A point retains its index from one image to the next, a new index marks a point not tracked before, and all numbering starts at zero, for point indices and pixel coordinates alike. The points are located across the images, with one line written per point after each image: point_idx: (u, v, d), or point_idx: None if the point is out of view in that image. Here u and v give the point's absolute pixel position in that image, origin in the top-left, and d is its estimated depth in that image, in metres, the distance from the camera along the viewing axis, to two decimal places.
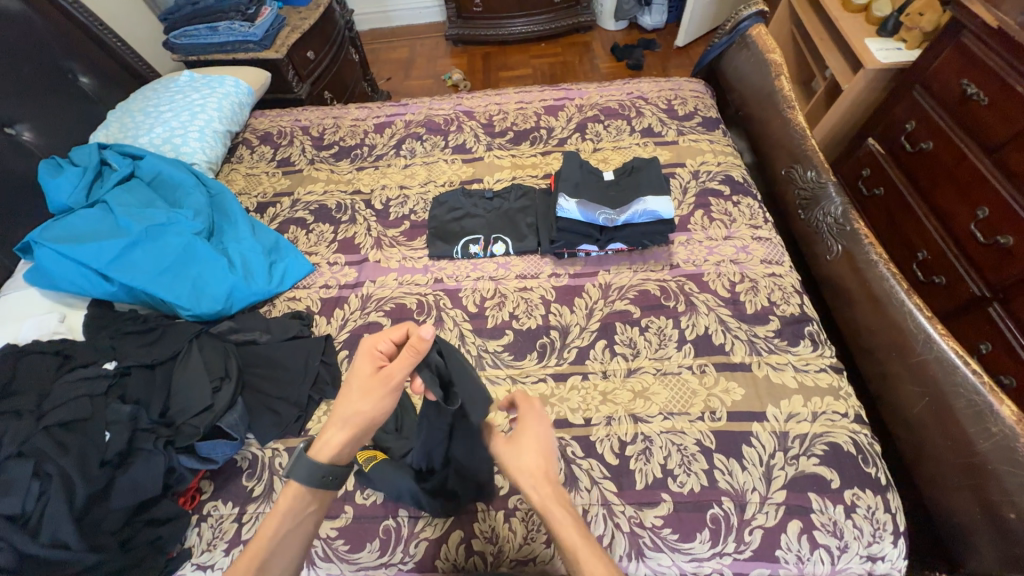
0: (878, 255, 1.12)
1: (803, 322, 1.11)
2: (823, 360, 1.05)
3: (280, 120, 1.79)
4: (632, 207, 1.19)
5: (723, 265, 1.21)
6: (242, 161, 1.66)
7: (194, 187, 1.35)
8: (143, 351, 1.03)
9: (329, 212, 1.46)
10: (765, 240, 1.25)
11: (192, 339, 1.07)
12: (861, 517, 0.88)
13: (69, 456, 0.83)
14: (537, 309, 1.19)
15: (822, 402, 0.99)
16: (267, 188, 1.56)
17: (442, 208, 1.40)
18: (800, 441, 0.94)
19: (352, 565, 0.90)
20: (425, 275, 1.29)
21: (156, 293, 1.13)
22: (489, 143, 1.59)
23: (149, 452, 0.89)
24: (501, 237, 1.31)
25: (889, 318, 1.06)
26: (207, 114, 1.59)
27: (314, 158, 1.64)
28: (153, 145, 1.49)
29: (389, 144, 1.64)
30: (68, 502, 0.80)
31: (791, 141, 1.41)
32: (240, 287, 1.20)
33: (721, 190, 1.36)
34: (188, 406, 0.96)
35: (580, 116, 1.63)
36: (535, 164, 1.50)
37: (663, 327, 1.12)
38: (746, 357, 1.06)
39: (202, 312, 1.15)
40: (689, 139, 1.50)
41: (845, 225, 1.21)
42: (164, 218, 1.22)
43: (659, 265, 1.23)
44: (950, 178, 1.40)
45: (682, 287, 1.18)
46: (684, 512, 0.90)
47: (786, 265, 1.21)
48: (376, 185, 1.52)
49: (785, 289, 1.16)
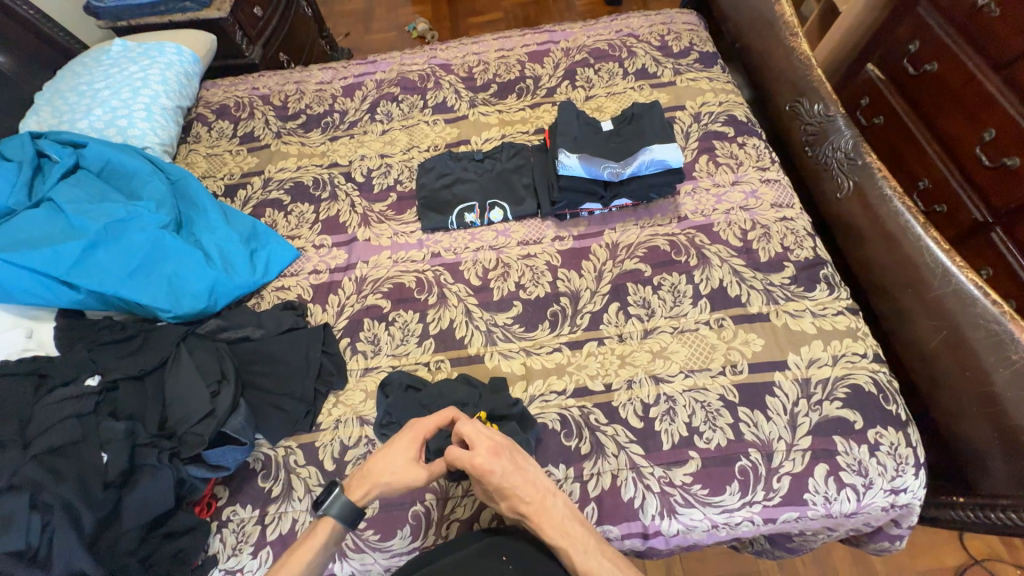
0: (892, 189, 1.08)
1: (817, 265, 1.08)
2: (840, 303, 1.03)
3: (235, 90, 1.61)
4: (639, 158, 1.12)
5: (733, 212, 1.16)
6: (201, 140, 1.50)
7: (151, 174, 1.21)
8: (128, 361, 0.95)
9: (306, 190, 1.35)
10: (773, 182, 1.20)
11: (180, 343, 0.99)
12: (885, 454, 0.89)
13: (67, 484, 0.77)
14: (544, 276, 1.13)
15: (841, 345, 0.98)
16: (234, 168, 1.42)
17: (430, 175, 1.30)
18: (822, 386, 0.94)
19: (385, 553, 0.89)
20: (421, 251, 1.21)
21: (130, 297, 1.03)
22: (472, 99, 1.46)
23: (154, 467, 0.84)
24: (498, 203, 1.22)
25: (903, 253, 1.03)
26: (151, 88, 1.41)
27: (281, 131, 1.49)
28: (94, 129, 1.32)
29: (362, 109, 1.50)
30: (76, 530, 0.75)
31: (795, 72, 1.32)
32: (222, 282, 1.11)
33: (725, 132, 1.28)
34: (187, 415, 0.90)
35: (568, 61, 1.50)
36: (525, 119, 1.39)
37: (677, 283, 1.08)
38: (764, 307, 1.03)
39: (184, 312, 1.06)
40: (687, 78, 1.40)
41: (856, 160, 1.16)
42: (123, 213, 1.09)
43: (666, 218, 1.17)
44: (954, 100, 1.34)
45: (692, 240, 1.13)
46: (712, 467, 0.90)
47: (797, 208, 1.16)
48: (354, 156, 1.40)
49: (798, 233, 1.12)
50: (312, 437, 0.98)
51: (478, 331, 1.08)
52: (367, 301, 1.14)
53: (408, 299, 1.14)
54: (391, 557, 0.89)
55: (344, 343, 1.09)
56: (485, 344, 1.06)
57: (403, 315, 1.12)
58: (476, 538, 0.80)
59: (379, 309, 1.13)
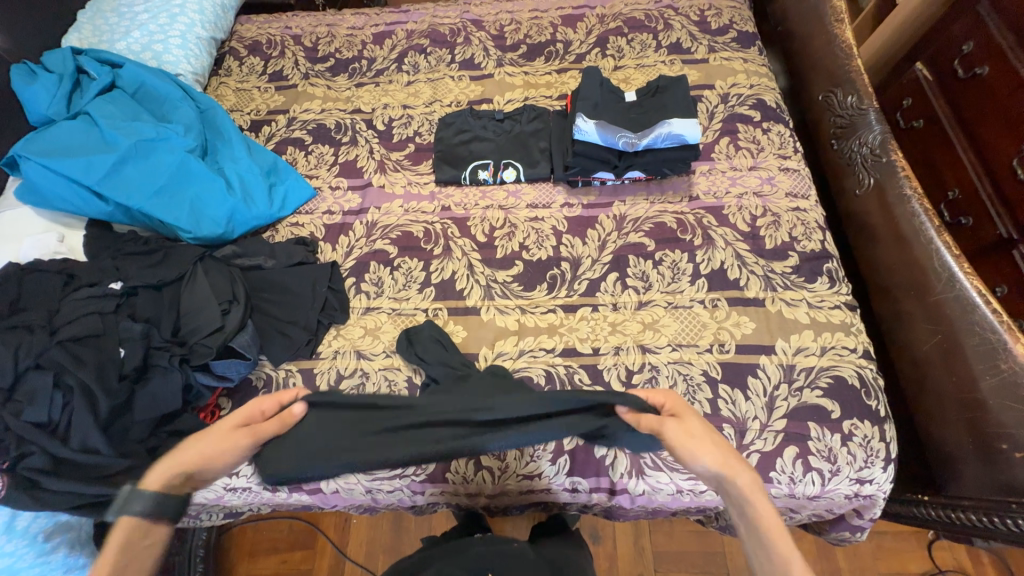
0: (913, 189, 1.04)
1: (822, 259, 1.07)
2: (838, 297, 1.03)
3: (268, 27, 1.62)
4: (656, 130, 1.09)
5: (746, 198, 1.15)
6: (231, 74, 1.53)
7: (182, 101, 1.26)
8: (148, 272, 1.01)
9: (328, 132, 1.38)
10: (792, 171, 1.18)
11: (197, 262, 1.05)
12: (856, 445, 0.91)
13: (86, 370, 0.85)
14: (548, 239, 1.15)
15: (832, 337, 0.99)
16: (261, 104, 1.46)
17: (449, 129, 1.31)
18: (806, 374, 0.95)
19: (368, 475, 0.96)
20: (432, 203, 1.23)
21: (154, 215, 1.09)
22: (499, 58, 1.45)
23: (165, 368, 0.91)
24: (512, 163, 1.24)
25: (912, 255, 1.02)
26: (187, 17, 1.44)
27: (309, 72, 1.51)
28: (131, 52, 1.36)
29: (390, 58, 1.50)
30: (92, 412, 0.83)
31: (834, 62, 1.28)
32: (241, 210, 1.15)
33: (751, 116, 1.26)
34: (199, 326, 0.96)
35: (602, 28, 1.46)
36: (549, 83, 1.38)
37: (678, 261, 1.09)
38: (761, 293, 1.03)
39: (203, 236, 1.12)
40: (722, 57, 1.36)
41: (881, 156, 1.12)
42: (153, 133, 1.14)
43: (677, 196, 1.17)
44: (1000, 110, 1.28)
45: (700, 220, 1.14)
46: None
47: (812, 200, 1.15)
48: (377, 104, 1.41)
49: (808, 225, 1.11)
50: (312, 365, 1.04)
51: (478, 285, 1.11)
52: (375, 245, 1.18)
53: (414, 248, 1.17)
54: (373, 480, 0.96)
55: (349, 282, 1.14)
56: (483, 297, 1.10)
57: (408, 262, 1.15)
58: (469, 550, 0.81)
59: (386, 254, 1.17)
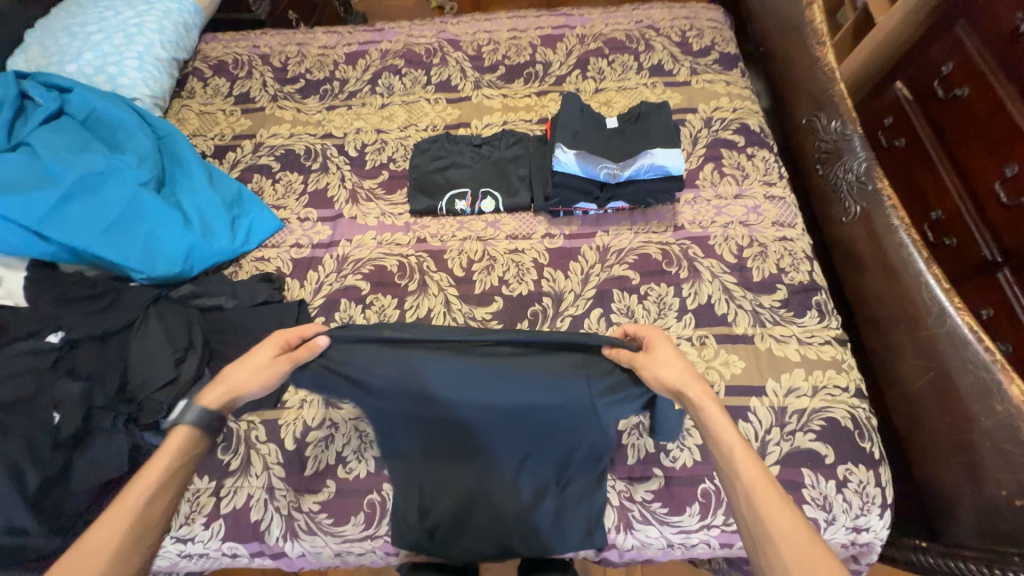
0: (899, 218, 1.00)
1: (811, 291, 1.04)
2: (828, 333, 1.00)
3: (235, 46, 1.55)
4: (638, 161, 1.05)
5: (732, 227, 1.11)
6: (194, 96, 1.45)
7: (137, 127, 1.17)
8: (93, 319, 0.93)
9: (297, 158, 1.31)
10: (778, 199, 1.15)
11: (148, 307, 0.98)
12: (851, 492, 0.87)
13: (14, 439, 0.77)
14: (529, 273, 1.10)
15: (823, 376, 0.95)
16: (226, 128, 1.38)
17: (425, 156, 1.25)
18: (797, 416, 0.91)
19: (338, 537, 0.89)
20: (407, 234, 1.17)
21: (102, 254, 1.00)
22: (477, 80, 1.40)
23: (109, 430, 0.83)
24: (490, 192, 1.18)
25: (902, 288, 0.98)
26: (145, 36, 1.36)
27: (278, 94, 1.44)
28: (83, 75, 1.27)
29: (364, 79, 1.44)
30: (20, 487, 0.75)
31: (816, 86, 1.26)
32: (199, 246, 1.07)
33: (735, 141, 1.23)
34: (149, 379, 0.89)
35: (582, 49, 1.42)
36: (529, 106, 1.34)
37: (663, 295, 1.05)
38: (750, 329, 0.99)
39: (158, 276, 1.04)
40: (704, 79, 1.33)
41: (866, 183, 1.09)
42: (103, 165, 1.06)
43: (662, 226, 1.13)
44: (981, 132, 1.27)
45: (686, 251, 1.10)
46: (676, 486, 0.88)
47: (799, 229, 1.12)
48: (349, 128, 1.35)
49: (795, 255, 1.08)
50: (277, 415, 0.97)
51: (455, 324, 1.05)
52: (345, 281, 1.12)
53: (388, 284, 1.11)
54: (343, 541, 0.89)
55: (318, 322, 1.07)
56: None
57: (381, 299, 1.09)
58: None
59: (357, 290, 1.10)
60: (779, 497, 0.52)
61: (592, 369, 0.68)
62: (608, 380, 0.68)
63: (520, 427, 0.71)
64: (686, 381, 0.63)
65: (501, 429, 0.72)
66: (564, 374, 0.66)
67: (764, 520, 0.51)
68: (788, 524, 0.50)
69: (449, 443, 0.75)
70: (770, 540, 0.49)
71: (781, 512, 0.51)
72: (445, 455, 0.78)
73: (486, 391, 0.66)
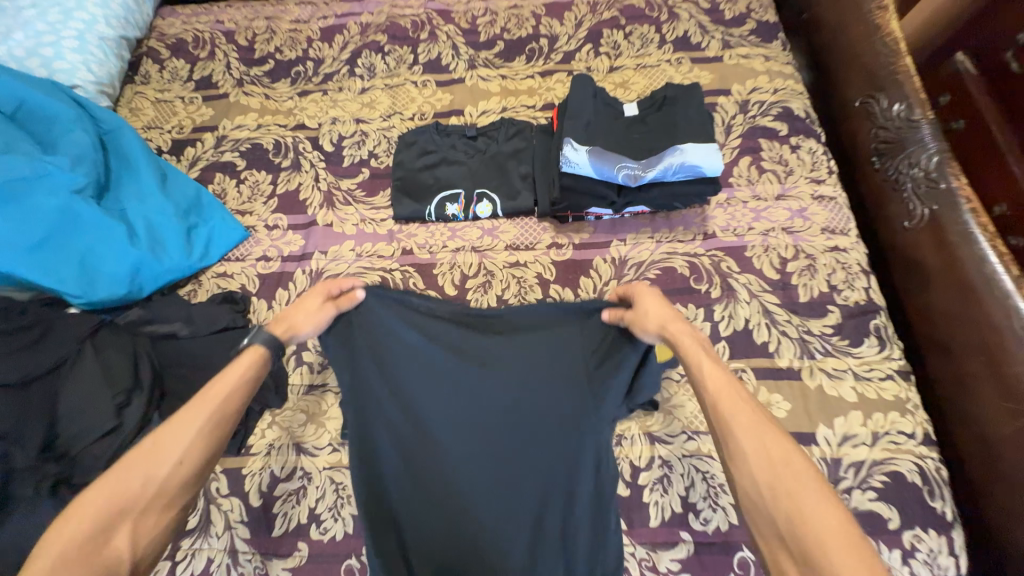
0: (981, 225, 0.84)
1: (868, 313, 0.87)
2: (889, 365, 0.83)
3: (195, 21, 1.35)
4: (665, 160, 0.87)
5: (773, 235, 0.94)
6: (149, 81, 1.27)
7: (75, 121, 1.00)
8: (16, 359, 0.79)
9: (264, 154, 1.13)
10: (827, 200, 0.97)
11: (85, 340, 0.83)
12: (920, 564, 0.72)
13: None
14: (532, 291, 0.94)
15: (884, 420, 0.79)
16: (185, 118, 1.21)
17: (410, 150, 1.07)
18: (854, 470, 0.76)
19: None
20: (390, 245, 1.01)
21: (31, 278, 0.86)
22: (471, 58, 1.20)
23: (33, 496, 0.70)
24: (486, 193, 1.01)
25: (983, 314, 0.81)
26: (85, 10, 1.16)
27: (243, 78, 1.25)
28: (12, 58, 1.10)
29: (341, 58, 1.24)
30: None
31: (876, 61, 1.04)
32: (147, 263, 0.93)
33: (775, 129, 1.04)
34: (84, 431, 0.76)
35: (594, 19, 1.21)
36: (531, 89, 1.15)
37: (691, 318, 0.89)
38: (796, 362, 0.83)
39: (99, 301, 0.90)
40: (738, 54, 1.13)
41: (938, 181, 0.90)
42: (28, 169, 0.89)
43: (689, 234, 0.96)
44: None
45: (718, 265, 0.93)
46: (707, 555, 0.74)
47: (854, 236, 0.94)
48: (324, 118, 1.17)
49: (849, 269, 0.91)
50: (240, 464, 0.84)
51: None
52: None
53: None
54: None
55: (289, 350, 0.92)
56: None
57: None
58: None
59: None
60: (770, 431, 0.52)
61: (587, 339, 0.71)
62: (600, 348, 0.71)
63: (521, 405, 0.71)
64: (666, 321, 0.64)
65: (498, 415, 0.72)
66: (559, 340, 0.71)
67: (728, 418, 0.54)
68: (750, 421, 0.53)
69: (440, 434, 0.70)
70: (732, 433, 0.53)
71: (767, 436, 0.52)
72: (437, 471, 0.70)
73: (487, 351, 0.72)
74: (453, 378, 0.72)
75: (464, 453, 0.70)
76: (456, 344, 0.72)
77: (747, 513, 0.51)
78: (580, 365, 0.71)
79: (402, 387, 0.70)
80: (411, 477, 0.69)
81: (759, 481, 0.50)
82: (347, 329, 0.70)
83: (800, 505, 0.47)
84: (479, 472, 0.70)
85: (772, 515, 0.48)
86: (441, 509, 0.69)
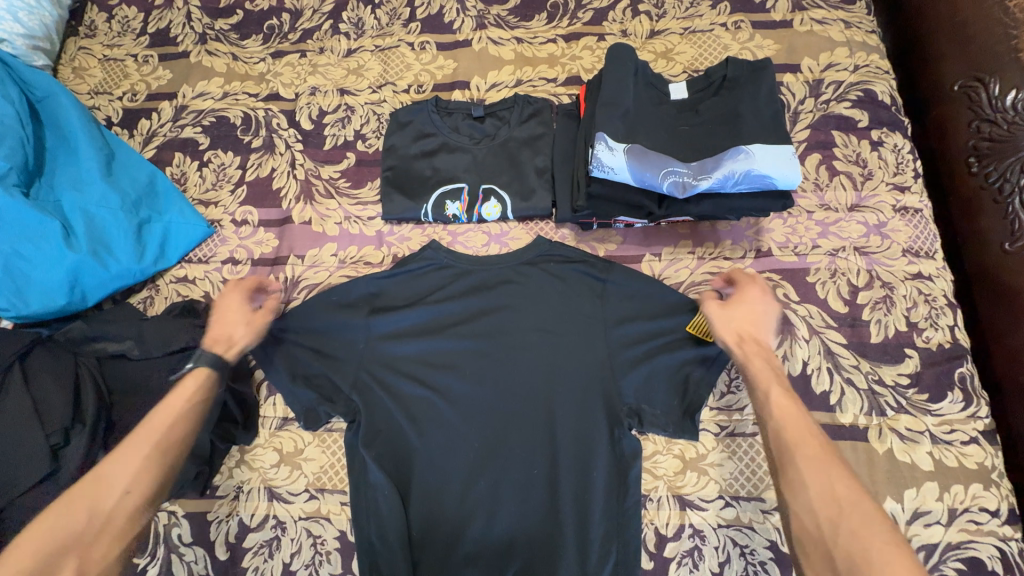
0: None
1: (954, 360, 0.72)
2: (975, 427, 0.69)
3: None
4: (724, 167, 0.69)
5: (841, 256, 0.78)
6: (96, 33, 1.06)
7: None
8: None
9: (231, 131, 0.95)
10: (912, 213, 0.79)
11: (13, 365, 0.70)
12: None
13: None
14: None
15: (965, 494, 0.66)
16: (138, 83, 1.01)
17: (404, 132, 0.88)
18: (923, 555, 0.64)
19: None
20: (380, 250, 0.85)
21: None
22: (481, 14, 0.98)
23: None
24: (495, 191, 0.83)
25: None
26: None
27: (206, 32, 1.04)
28: None
29: (322, 10, 1.02)
30: None
31: (989, 28, 0.73)
32: (88, 268, 0.78)
33: (852, 119, 0.85)
34: (16, 476, 0.65)
35: None
36: (553, 57, 0.94)
37: None
38: (860, 419, 0.70)
39: (36, 315, 0.77)
40: (813, 18, 0.91)
41: None
42: None
43: (738, 250, 0.79)
44: None
45: (772, 291, 0.77)
46: None
47: (941, 261, 0.77)
48: (302, 87, 0.97)
49: (933, 304, 0.75)
50: (204, 508, 0.73)
51: None
52: None
53: None
54: None
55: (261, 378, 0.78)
56: None
57: None
58: None
59: None
60: (836, 467, 0.54)
61: (596, 321, 0.71)
62: (616, 334, 0.71)
63: (515, 393, 0.70)
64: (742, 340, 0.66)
65: (489, 403, 0.70)
66: (565, 326, 0.71)
67: (791, 450, 0.56)
68: (815, 455, 0.55)
69: (453, 388, 0.71)
70: (794, 463, 0.56)
71: (826, 470, 0.54)
72: (422, 456, 0.69)
73: (489, 333, 0.72)
74: (465, 332, 0.73)
75: (476, 407, 0.70)
76: (468, 298, 0.74)
77: (801, 545, 0.52)
78: (594, 322, 0.71)
79: (416, 340, 0.72)
80: (423, 432, 0.69)
81: (817, 513, 0.52)
82: (364, 286, 0.74)
83: (863, 542, 0.48)
84: (492, 426, 0.69)
85: (833, 552, 0.50)
86: (453, 463, 0.68)
